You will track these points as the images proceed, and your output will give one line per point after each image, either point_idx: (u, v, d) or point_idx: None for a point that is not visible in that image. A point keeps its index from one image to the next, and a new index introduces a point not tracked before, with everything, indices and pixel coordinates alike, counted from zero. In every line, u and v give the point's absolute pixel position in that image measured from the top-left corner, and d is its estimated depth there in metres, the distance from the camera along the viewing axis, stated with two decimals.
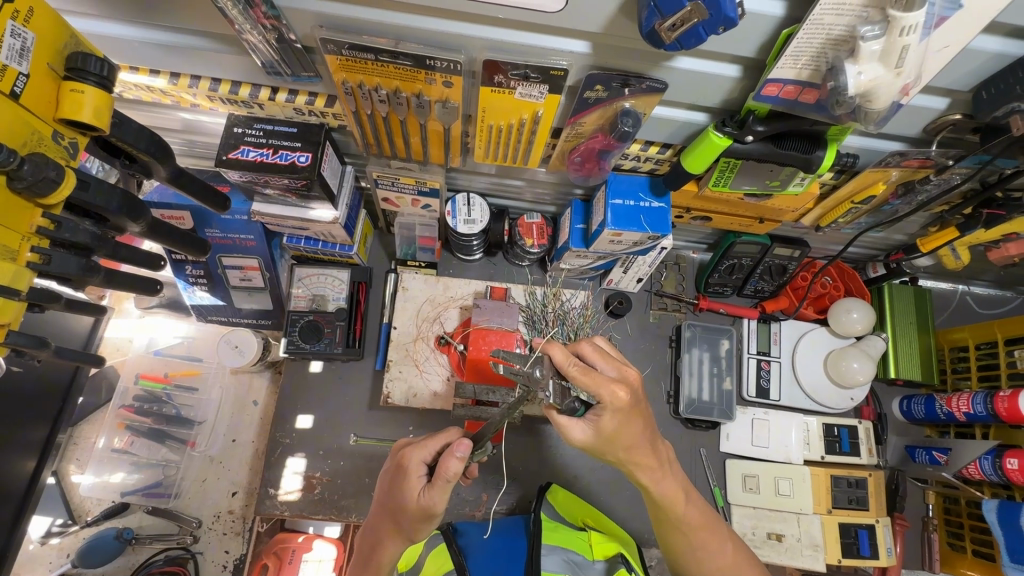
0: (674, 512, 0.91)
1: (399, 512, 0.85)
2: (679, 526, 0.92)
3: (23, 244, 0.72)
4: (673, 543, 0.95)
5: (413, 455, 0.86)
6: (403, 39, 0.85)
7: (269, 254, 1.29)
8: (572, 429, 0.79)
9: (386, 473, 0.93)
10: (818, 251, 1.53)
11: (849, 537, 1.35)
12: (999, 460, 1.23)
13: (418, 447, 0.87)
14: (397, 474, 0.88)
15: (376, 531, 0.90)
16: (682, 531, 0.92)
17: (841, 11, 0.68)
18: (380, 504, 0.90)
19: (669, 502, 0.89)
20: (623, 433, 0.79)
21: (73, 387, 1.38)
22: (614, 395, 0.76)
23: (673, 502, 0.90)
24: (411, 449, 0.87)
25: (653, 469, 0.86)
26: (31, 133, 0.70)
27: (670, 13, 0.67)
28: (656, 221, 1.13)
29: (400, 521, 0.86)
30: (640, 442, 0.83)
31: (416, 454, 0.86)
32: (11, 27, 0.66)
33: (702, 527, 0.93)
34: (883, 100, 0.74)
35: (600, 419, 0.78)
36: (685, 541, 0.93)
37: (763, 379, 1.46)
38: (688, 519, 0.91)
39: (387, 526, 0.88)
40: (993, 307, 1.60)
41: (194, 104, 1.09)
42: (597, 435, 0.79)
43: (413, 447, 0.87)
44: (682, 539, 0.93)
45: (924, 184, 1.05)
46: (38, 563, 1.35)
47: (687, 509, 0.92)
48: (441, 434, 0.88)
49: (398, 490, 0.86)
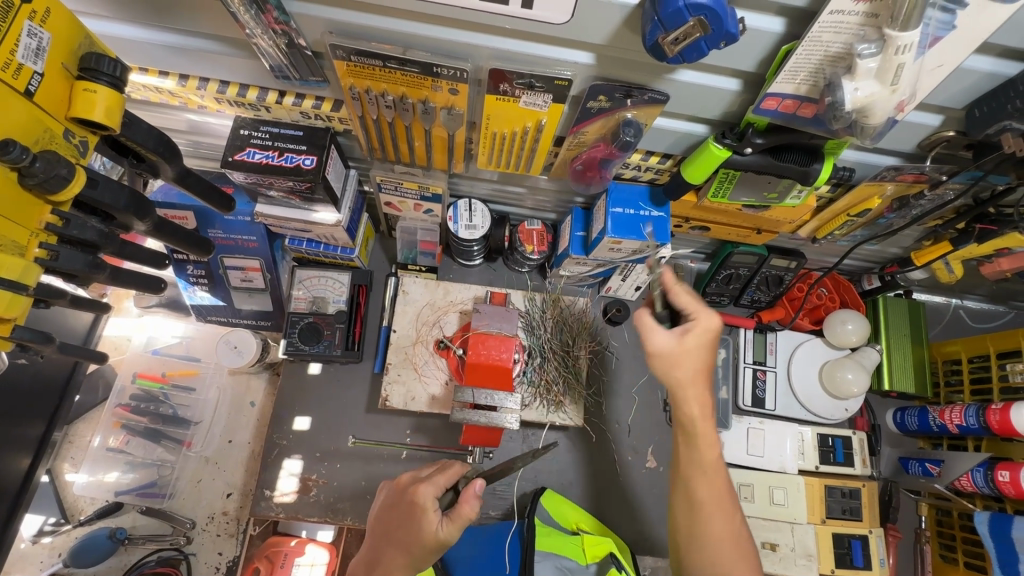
0: (696, 486, 0.88)
1: (411, 544, 0.85)
2: (696, 502, 0.87)
3: (31, 240, 0.73)
4: (679, 521, 0.89)
5: (429, 490, 0.87)
6: (411, 46, 0.87)
7: (271, 256, 1.30)
8: (655, 332, 0.89)
9: (387, 508, 0.92)
10: (814, 263, 1.55)
11: (842, 548, 1.36)
12: (991, 472, 1.24)
13: (431, 482, 0.89)
14: (409, 510, 0.88)
15: (382, 565, 0.87)
16: (698, 508, 0.87)
17: (839, 28, 0.70)
18: (388, 539, 0.88)
19: (695, 473, 0.88)
20: (692, 353, 0.87)
21: (70, 386, 1.38)
22: (706, 324, 0.87)
23: (701, 471, 0.88)
24: (425, 485, 0.88)
25: (697, 417, 0.88)
26: (42, 131, 0.71)
27: (673, 28, 0.68)
28: (655, 230, 1.15)
29: (413, 554, 0.85)
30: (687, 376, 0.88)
31: (431, 490, 0.88)
32: (28, 27, 0.67)
33: (720, 515, 0.86)
34: (879, 115, 0.77)
35: (683, 333, 0.87)
36: (695, 523, 0.87)
37: (758, 389, 1.48)
38: (712, 492, 0.87)
39: (397, 561, 0.85)
40: (986, 321, 1.62)
41: (202, 106, 1.10)
42: (676, 344, 0.87)
43: (426, 482, 0.89)
44: (693, 518, 0.87)
45: (918, 199, 1.07)
46: (29, 562, 1.34)
47: (713, 487, 0.88)
48: (448, 471, 0.93)
49: (414, 526, 0.86)
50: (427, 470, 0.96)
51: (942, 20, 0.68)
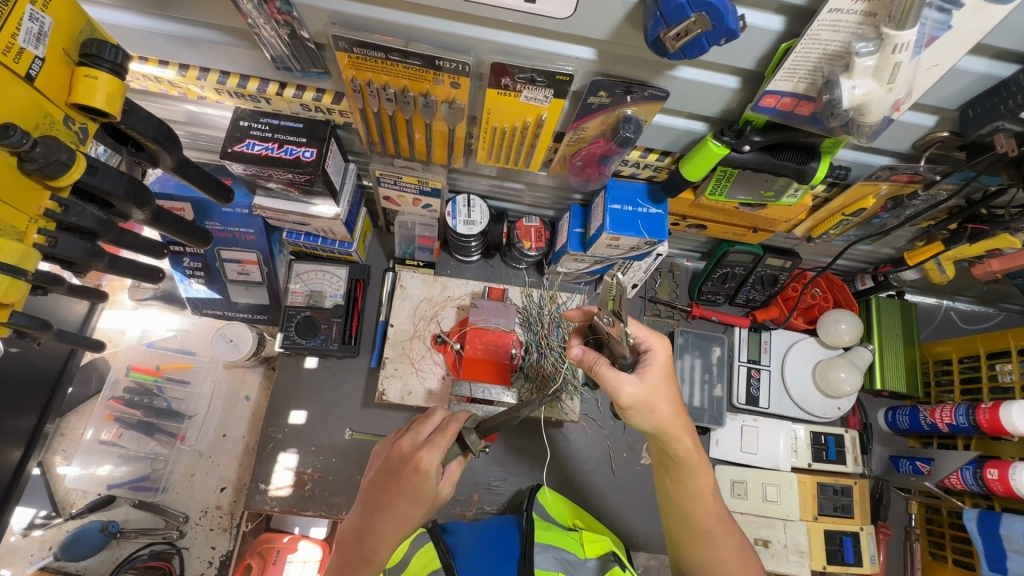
0: (701, 519, 0.93)
1: (408, 510, 0.86)
2: (701, 531, 0.94)
3: (30, 226, 0.73)
4: (690, 552, 0.96)
5: (433, 457, 0.85)
6: (413, 38, 0.87)
7: (268, 249, 1.30)
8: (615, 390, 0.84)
9: (384, 471, 0.90)
10: (808, 263, 1.57)
11: (833, 544, 1.37)
12: (980, 470, 1.26)
13: (434, 446, 0.87)
14: (408, 474, 0.86)
15: (378, 531, 0.87)
16: (705, 537, 0.94)
17: (837, 27, 0.71)
18: (384, 507, 0.87)
19: (693, 507, 0.93)
20: (659, 393, 0.86)
21: (63, 377, 1.37)
22: (662, 354, 0.89)
23: (698, 504, 0.93)
24: (428, 452, 0.86)
25: (684, 452, 0.90)
26: (42, 117, 0.71)
27: (675, 23, 0.69)
28: (653, 227, 1.16)
29: (407, 520, 0.87)
30: (669, 419, 0.87)
31: (434, 456, 0.86)
32: (30, 11, 0.67)
33: (728, 539, 0.94)
34: (875, 114, 0.78)
35: (645, 372, 0.87)
36: (705, 550, 0.94)
37: (752, 387, 1.49)
38: (714, 521, 0.94)
39: (391, 525, 0.87)
40: (976, 322, 1.65)
41: (201, 96, 1.10)
42: (643, 391, 0.85)
43: (428, 448, 0.87)
44: (704, 548, 0.94)
45: (912, 198, 1.09)
46: (18, 556, 1.33)
47: (715, 515, 0.94)
48: (451, 429, 0.89)
49: (412, 492, 0.85)
50: (426, 425, 0.93)
51: (938, 19, 0.69)
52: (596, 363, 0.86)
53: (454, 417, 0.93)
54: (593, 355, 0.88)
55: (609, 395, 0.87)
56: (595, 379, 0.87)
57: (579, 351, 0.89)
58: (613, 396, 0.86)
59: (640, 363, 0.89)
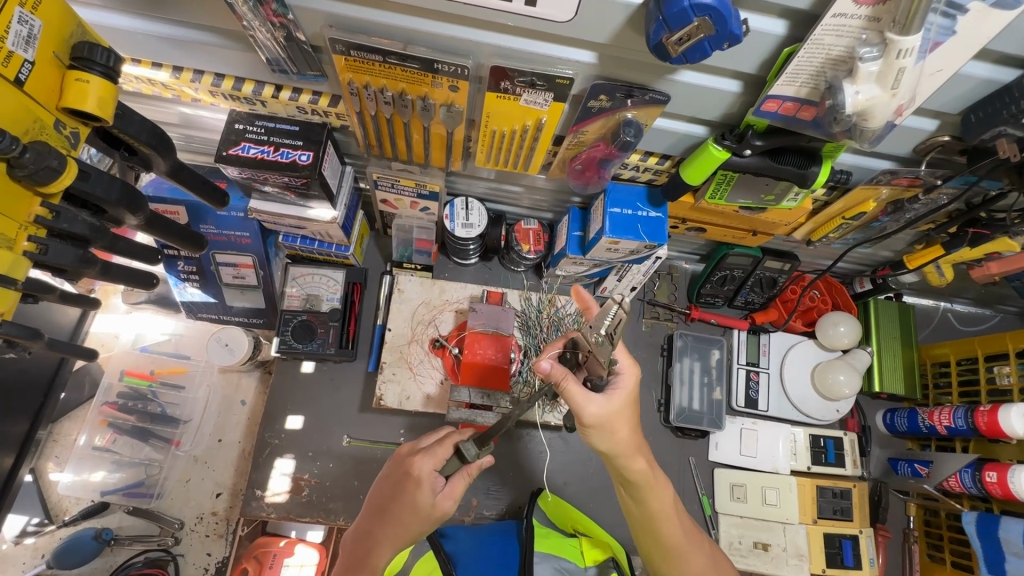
0: (671, 535, 0.94)
1: (403, 518, 0.87)
2: (671, 548, 0.95)
3: (20, 233, 0.71)
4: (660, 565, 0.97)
5: (425, 464, 0.88)
6: (411, 41, 0.86)
7: (264, 252, 1.28)
8: (589, 405, 0.81)
9: (386, 478, 0.94)
10: (808, 265, 1.57)
11: (832, 548, 1.38)
12: (978, 473, 1.26)
13: (429, 454, 0.89)
14: (403, 480, 0.89)
15: (373, 538, 0.88)
16: (675, 553, 0.95)
17: (841, 31, 0.70)
18: (379, 512, 0.90)
19: (660, 525, 0.93)
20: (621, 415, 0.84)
21: (56, 381, 1.35)
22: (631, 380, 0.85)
23: (664, 521, 0.93)
24: (422, 457, 0.89)
25: (639, 473, 0.89)
26: (32, 121, 0.69)
27: (677, 28, 0.68)
28: (653, 230, 1.15)
29: (403, 527, 0.87)
30: (627, 442, 0.86)
31: (426, 462, 0.88)
32: (19, 14, 0.66)
33: (696, 556, 0.95)
34: (878, 119, 0.77)
35: (612, 396, 0.83)
36: (676, 565, 0.95)
37: (752, 390, 1.48)
38: (682, 538, 0.95)
39: (386, 532, 0.88)
40: (973, 324, 1.65)
41: (195, 98, 1.08)
42: (608, 412, 0.83)
43: (422, 454, 0.89)
44: (675, 564, 0.95)
45: (911, 203, 1.09)
46: (10, 564, 1.31)
47: (681, 532, 0.95)
48: (447, 440, 0.91)
49: (405, 498, 0.87)
50: (429, 437, 0.96)
51: (942, 25, 0.69)
52: (565, 380, 0.81)
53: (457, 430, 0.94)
54: (563, 370, 0.81)
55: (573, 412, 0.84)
56: (561, 395, 0.83)
57: (547, 364, 0.81)
58: (576, 414, 0.83)
59: (609, 385, 0.85)
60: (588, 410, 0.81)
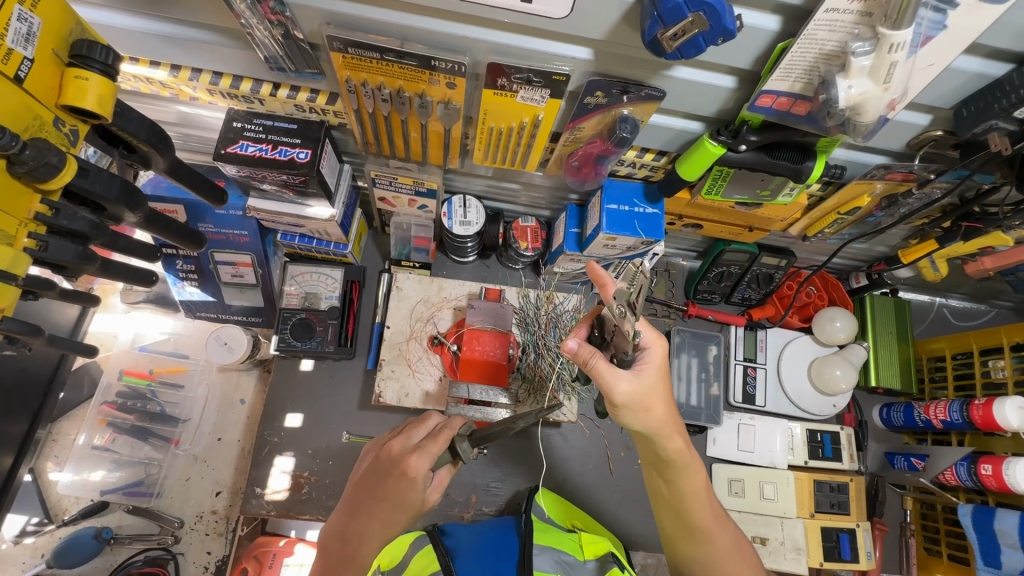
0: (698, 517, 0.93)
1: (393, 515, 0.85)
2: (698, 529, 0.94)
3: (21, 229, 0.71)
4: (684, 547, 0.97)
5: (422, 463, 0.84)
6: (408, 39, 0.86)
7: (263, 251, 1.29)
8: (617, 383, 0.83)
9: (371, 472, 0.89)
10: (804, 262, 1.58)
11: (830, 541, 1.38)
12: (974, 466, 1.27)
13: (424, 453, 0.86)
14: (395, 477, 0.85)
15: (359, 533, 0.86)
16: (701, 534, 0.94)
17: (834, 26, 0.71)
18: (368, 506, 0.87)
19: (690, 505, 0.93)
20: (651, 394, 0.85)
21: (55, 380, 1.35)
22: (659, 353, 0.86)
23: (694, 502, 0.93)
24: (418, 457, 0.85)
25: (675, 453, 0.89)
26: (31, 118, 0.69)
27: (672, 23, 0.69)
28: (650, 227, 1.15)
29: (390, 522, 0.86)
30: (662, 419, 0.86)
31: (423, 462, 0.85)
32: (18, 11, 0.66)
33: (722, 536, 0.95)
34: (871, 113, 0.78)
35: (641, 371, 0.85)
36: (701, 547, 0.95)
37: (749, 386, 1.50)
38: (710, 518, 0.94)
39: (374, 528, 0.86)
40: (968, 319, 1.66)
41: (193, 97, 1.09)
42: (639, 389, 0.84)
43: (418, 453, 0.86)
44: (700, 546, 0.95)
45: (906, 197, 1.09)
46: (9, 563, 1.31)
47: (710, 513, 0.94)
48: (442, 436, 0.88)
49: (399, 497, 0.84)
50: (418, 429, 0.92)
51: (933, 19, 0.69)
52: (592, 360, 0.84)
53: (448, 424, 0.92)
54: (590, 349, 0.85)
55: (603, 392, 0.85)
56: (588, 374, 0.85)
57: (574, 344, 0.86)
58: (606, 393, 0.85)
59: (637, 360, 0.86)
60: (615, 387, 0.83)
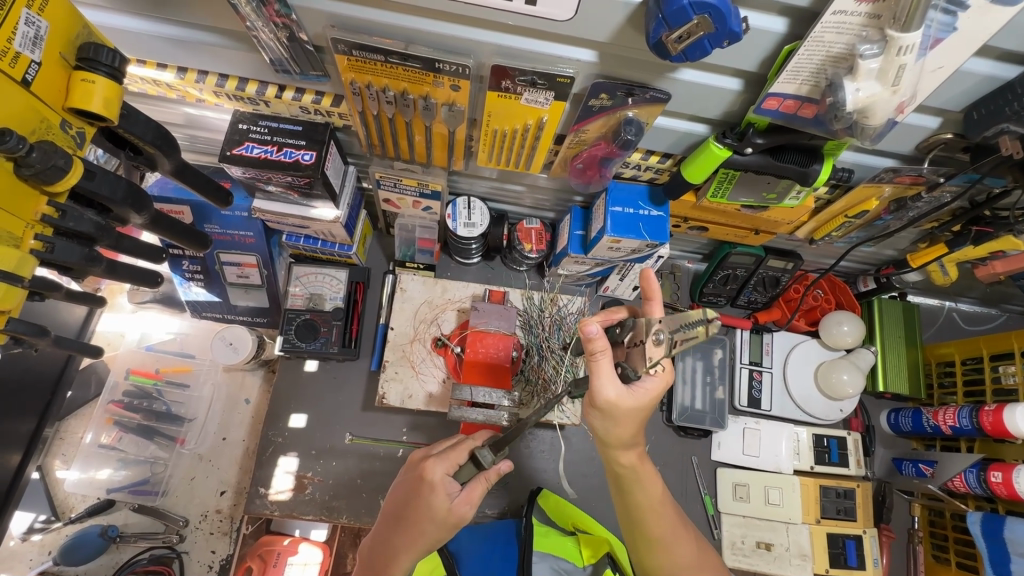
0: (654, 528, 0.94)
1: (418, 524, 0.90)
2: (654, 540, 0.95)
3: (26, 232, 0.71)
4: (646, 557, 0.98)
5: (437, 468, 0.91)
6: (412, 41, 0.86)
7: (268, 252, 1.29)
8: (606, 387, 0.80)
9: (399, 485, 0.97)
10: (811, 264, 1.56)
11: (837, 548, 1.37)
12: (983, 473, 1.25)
13: (441, 459, 0.92)
14: (417, 487, 0.92)
15: (392, 545, 0.92)
16: (659, 545, 0.95)
17: (841, 29, 0.70)
18: (398, 515, 0.93)
19: (649, 518, 0.94)
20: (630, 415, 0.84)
21: (62, 379, 1.36)
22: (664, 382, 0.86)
23: (654, 515, 0.94)
24: (434, 462, 0.92)
25: (627, 467, 0.92)
26: (39, 121, 0.70)
27: (677, 26, 0.68)
28: (654, 229, 1.15)
29: (422, 531, 0.90)
30: (621, 431, 0.87)
31: (439, 466, 0.91)
32: (26, 15, 0.66)
33: (685, 547, 0.96)
34: (879, 116, 0.77)
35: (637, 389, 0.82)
36: (663, 557, 0.96)
37: (755, 390, 1.48)
38: (669, 529, 0.95)
39: (405, 539, 0.91)
40: (979, 323, 1.64)
41: (200, 99, 1.09)
42: (622, 402, 0.82)
43: (434, 459, 0.92)
44: (661, 555, 0.96)
45: (914, 201, 1.08)
46: (17, 560, 1.32)
47: (669, 525, 0.95)
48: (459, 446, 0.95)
49: (422, 504, 0.90)
50: (442, 443, 0.99)
51: (943, 21, 0.69)
52: (600, 354, 0.79)
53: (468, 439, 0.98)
54: (604, 343, 0.78)
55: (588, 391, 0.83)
56: (587, 364, 0.81)
57: (595, 331, 0.77)
58: (591, 392, 0.82)
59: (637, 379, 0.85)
60: (605, 391, 0.80)
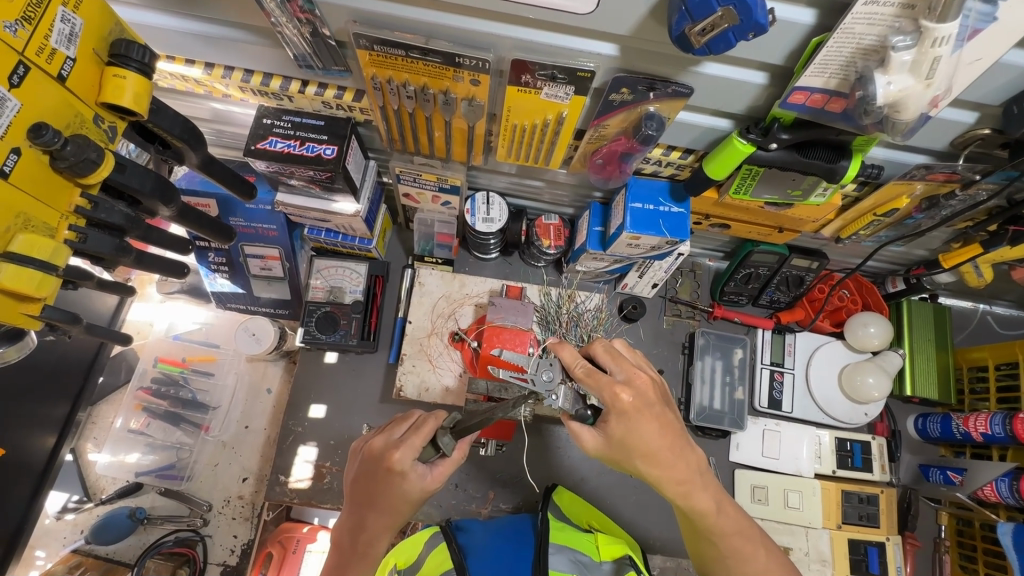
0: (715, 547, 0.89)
1: (394, 505, 0.87)
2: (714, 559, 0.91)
3: (61, 222, 0.74)
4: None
5: (406, 456, 0.85)
6: (433, 36, 0.86)
7: (290, 245, 1.31)
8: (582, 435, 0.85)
9: (361, 472, 0.90)
10: (837, 264, 1.53)
11: (857, 554, 1.34)
12: (1015, 483, 1.21)
13: (407, 446, 0.86)
14: (385, 476, 0.86)
15: (366, 529, 0.88)
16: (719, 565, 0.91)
17: (873, 20, 0.68)
18: (368, 505, 0.88)
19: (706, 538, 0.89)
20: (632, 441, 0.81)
21: (94, 366, 1.43)
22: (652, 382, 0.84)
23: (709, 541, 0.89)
24: (401, 451, 0.85)
25: (683, 487, 0.84)
26: (73, 116, 0.72)
27: (700, 18, 0.67)
28: (675, 226, 1.13)
29: (394, 516, 0.88)
30: (656, 442, 0.81)
31: (407, 454, 0.85)
32: (62, 13, 0.69)
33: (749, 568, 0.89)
34: (912, 111, 0.74)
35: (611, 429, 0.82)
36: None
37: (776, 391, 1.45)
38: (727, 550, 0.88)
39: (381, 523, 0.88)
40: (1015, 327, 1.58)
41: (226, 94, 1.12)
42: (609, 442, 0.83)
43: (400, 447, 0.86)
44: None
45: (948, 199, 1.05)
46: (52, 538, 1.38)
47: (729, 546, 0.88)
48: (425, 427, 0.87)
49: (396, 491, 0.86)
50: (399, 426, 0.92)
51: (982, 11, 0.66)
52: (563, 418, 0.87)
53: (430, 416, 0.91)
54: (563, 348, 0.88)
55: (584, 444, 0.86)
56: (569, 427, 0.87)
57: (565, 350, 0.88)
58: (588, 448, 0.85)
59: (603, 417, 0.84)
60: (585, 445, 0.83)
